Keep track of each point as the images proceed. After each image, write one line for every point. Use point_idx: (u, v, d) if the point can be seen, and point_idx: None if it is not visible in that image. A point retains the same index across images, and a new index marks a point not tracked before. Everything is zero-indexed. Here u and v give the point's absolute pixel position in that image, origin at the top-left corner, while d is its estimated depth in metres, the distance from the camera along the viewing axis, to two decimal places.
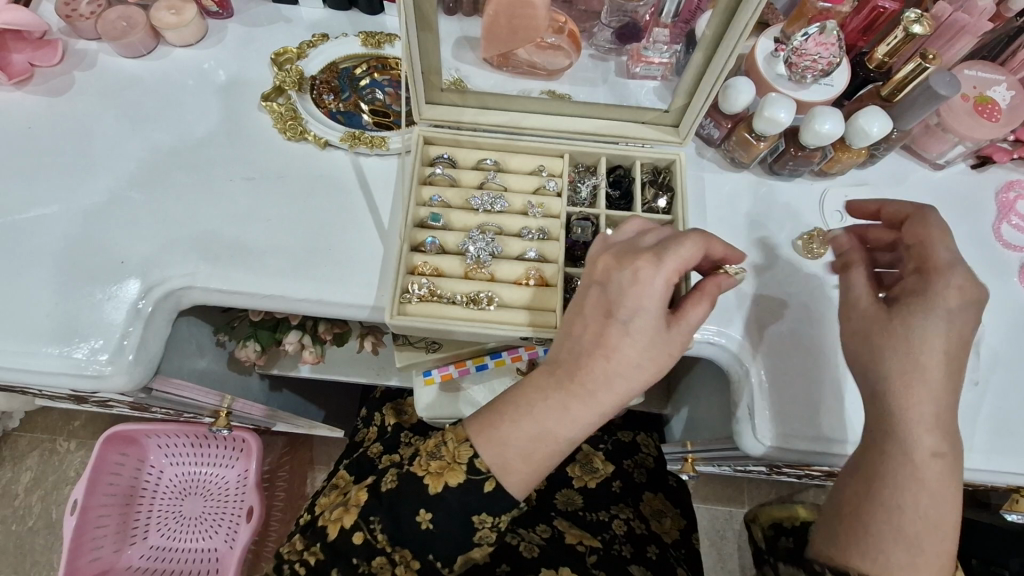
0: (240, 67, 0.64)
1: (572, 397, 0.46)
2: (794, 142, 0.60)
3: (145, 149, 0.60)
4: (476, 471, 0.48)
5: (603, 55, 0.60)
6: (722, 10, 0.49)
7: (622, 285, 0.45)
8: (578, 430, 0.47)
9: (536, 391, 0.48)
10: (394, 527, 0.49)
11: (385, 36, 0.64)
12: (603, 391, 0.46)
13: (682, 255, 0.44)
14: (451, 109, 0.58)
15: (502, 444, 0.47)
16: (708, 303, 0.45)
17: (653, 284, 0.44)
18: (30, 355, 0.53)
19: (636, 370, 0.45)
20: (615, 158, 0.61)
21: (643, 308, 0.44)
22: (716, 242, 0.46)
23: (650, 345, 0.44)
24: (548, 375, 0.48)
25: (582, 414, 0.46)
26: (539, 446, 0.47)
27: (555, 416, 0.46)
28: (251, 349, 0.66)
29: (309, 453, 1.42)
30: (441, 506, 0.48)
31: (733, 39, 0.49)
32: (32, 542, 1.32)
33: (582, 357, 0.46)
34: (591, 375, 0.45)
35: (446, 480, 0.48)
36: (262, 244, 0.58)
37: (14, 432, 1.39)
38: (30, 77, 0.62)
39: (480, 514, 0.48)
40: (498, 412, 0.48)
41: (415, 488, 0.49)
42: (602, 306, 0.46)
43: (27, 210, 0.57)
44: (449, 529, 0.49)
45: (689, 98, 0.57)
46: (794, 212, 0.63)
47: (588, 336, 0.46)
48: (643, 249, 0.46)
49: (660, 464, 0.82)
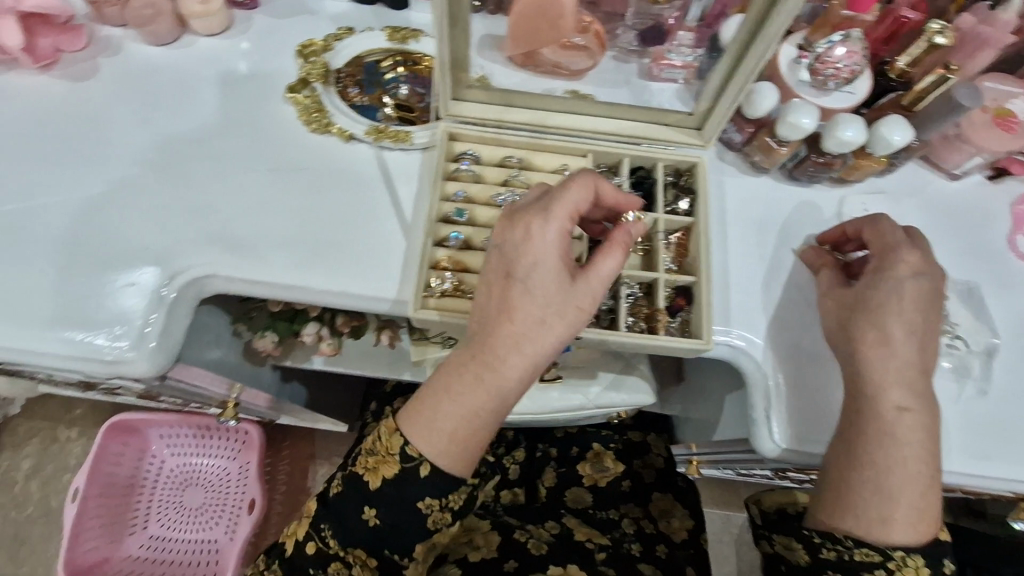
0: (265, 58, 0.64)
1: (483, 367, 0.49)
2: (816, 149, 0.61)
3: (169, 137, 0.60)
4: (408, 459, 0.51)
5: (625, 56, 0.61)
6: (750, 20, 0.50)
7: (517, 243, 0.48)
8: (501, 398, 0.50)
9: (448, 373, 0.50)
10: (344, 532, 0.54)
11: (410, 31, 0.65)
12: (514, 353, 0.48)
13: (568, 202, 0.48)
14: (477, 106, 0.59)
15: (432, 427, 0.50)
16: (620, 252, 0.48)
17: (545, 235, 0.47)
18: (53, 340, 0.53)
19: (545, 325, 0.48)
20: (638, 160, 0.62)
21: (539, 261, 0.47)
22: (604, 182, 0.51)
23: (555, 297, 0.47)
24: (459, 352, 0.50)
25: (497, 381, 0.49)
26: (466, 424, 0.50)
27: (472, 389, 0.49)
28: (269, 339, 0.67)
29: (309, 450, 1.41)
30: (381, 501, 0.53)
31: (760, 49, 0.50)
32: (31, 529, 1.32)
33: (489, 325, 0.49)
34: (501, 339, 0.48)
35: (383, 474, 0.52)
36: (284, 234, 0.58)
37: (14, 417, 1.39)
38: (55, 62, 0.62)
39: (425, 500, 0.52)
40: (422, 400, 0.51)
41: (356, 489, 0.53)
42: (500, 268, 0.49)
43: (49, 194, 0.57)
44: (396, 519, 0.53)
45: (715, 102, 0.57)
46: (814, 218, 0.64)
47: (493, 300, 0.49)
48: (529, 208, 0.49)
49: (670, 465, 0.81)
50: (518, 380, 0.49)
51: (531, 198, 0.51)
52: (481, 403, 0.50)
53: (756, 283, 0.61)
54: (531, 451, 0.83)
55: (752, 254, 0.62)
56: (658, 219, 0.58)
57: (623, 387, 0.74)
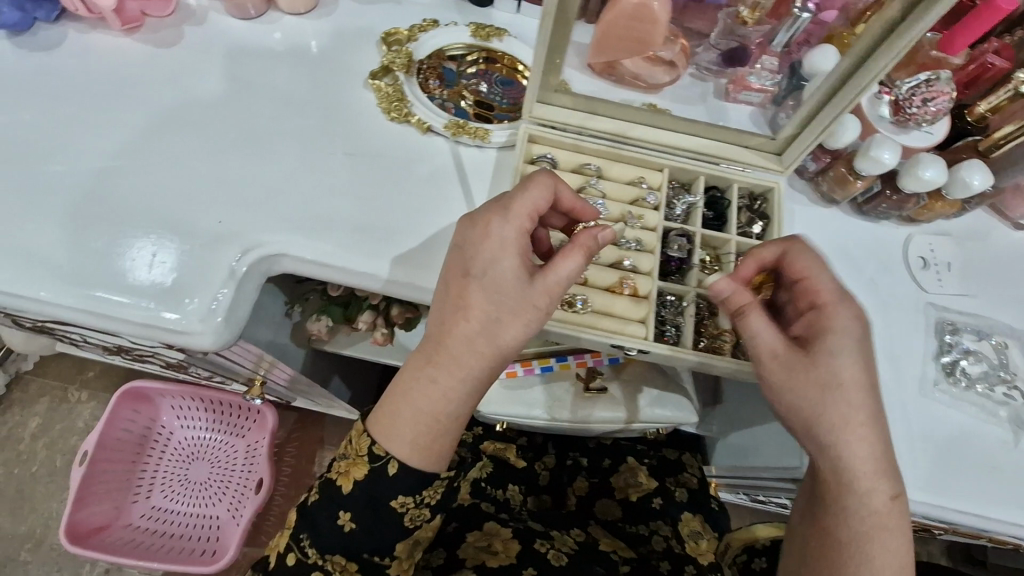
0: (348, 42, 0.64)
1: (439, 368, 0.49)
2: (891, 185, 0.61)
3: (247, 112, 0.60)
4: (376, 459, 0.50)
5: (704, 75, 0.64)
6: (846, 65, 0.51)
7: (476, 241, 0.48)
8: (453, 401, 0.49)
9: (407, 376, 0.50)
10: (321, 539, 0.52)
11: (494, 30, 0.65)
12: (469, 353, 0.48)
13: (528, 198, 0.48)
14: (561, 111, 0.59)
15: (392, 430, 0.50)
16: (581, 257, 0.47)
17: (503, 233, 0.47)
18: (123, 304, 0.53)
19: (501, 322, 0.48)
20: (714, 179, 0.62)
21: (496, 258, 0.47)
22: (564, 184, 0.51)
23: (512, 294, 0.47)
24: (416, 356, 0.50)
25: (452, 382, 0.49)
26: (426, 423, 0.49)
27: (420, 391, 0.49)
28: (324, 322, 0.69)
29: (319, 433, 1.39)
30: (356, 504, 0.51)
31: (851, 93, 0.51)
32: (34, 487, 1.25)
33: (445, 326, 0.49)
34: (456, 339, 0.48)
35: (354, 476, 0.51)
36: (350, 219, 0.58)
37: (26, 374, 1.33)
38: (140, 26, 0.62)
39: (398, 499, 0.51)
40: (386, 402, 0.51)
41: (329, 494, 0.52)
42: (459, 266, 0.49)
43: (127, 158, 0.58)
44: (371, 522, 0.52)
45: (799, 130, 0.57)
46: (880, 254, 0.64)
47: (449, 297, 0.49)
48: (488, 206, 0.49)
49: (704, 487, 0.80)
50: (472, 380, 0.49)
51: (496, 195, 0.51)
52: (437, 404, 0.49)
53: None
54: (561, 459, 0.84)
55: None
56: (730, 241, 0.59)
57: (662, 403, 0.77)
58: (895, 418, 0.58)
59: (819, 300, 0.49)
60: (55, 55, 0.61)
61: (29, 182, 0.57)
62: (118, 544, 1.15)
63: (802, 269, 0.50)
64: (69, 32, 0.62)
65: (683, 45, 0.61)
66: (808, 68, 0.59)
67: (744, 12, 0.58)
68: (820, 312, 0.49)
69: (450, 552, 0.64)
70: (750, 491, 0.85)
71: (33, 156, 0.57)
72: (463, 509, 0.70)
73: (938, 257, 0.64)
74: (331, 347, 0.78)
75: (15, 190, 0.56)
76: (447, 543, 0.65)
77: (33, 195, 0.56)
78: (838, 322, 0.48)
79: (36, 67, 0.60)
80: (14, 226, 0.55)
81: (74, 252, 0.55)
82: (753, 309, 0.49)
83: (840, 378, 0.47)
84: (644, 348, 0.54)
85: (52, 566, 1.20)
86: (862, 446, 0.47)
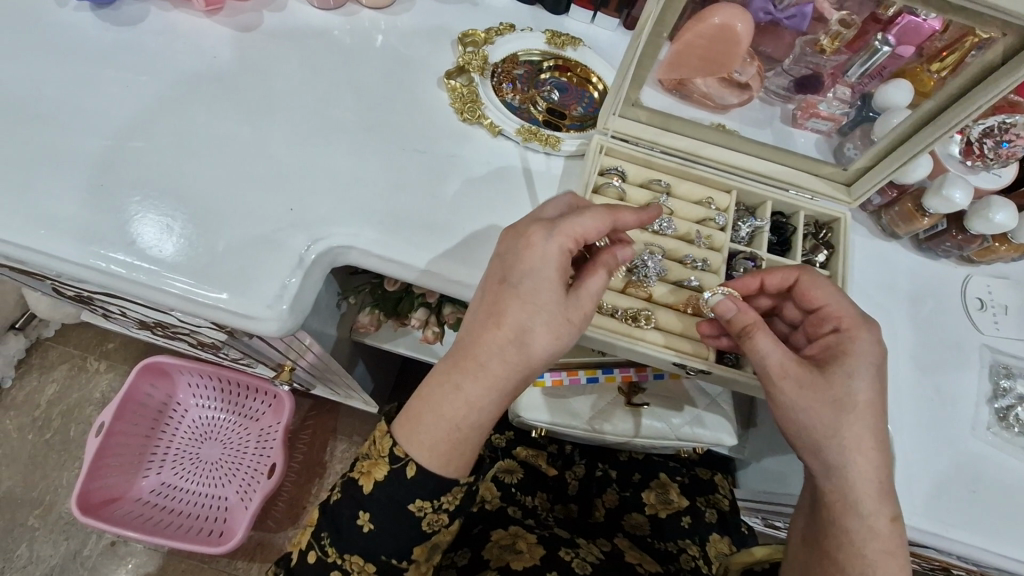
0: (426, 43, 0.67)
1: (466, 375, 0.48)
2: (957, 225, 0.62)
3: (325, 101, 0.62)
4: (396, 460, 0.48)
5: (772, 100, 0.64)
6: (924, 110, 0.52)
7: (516, 251, 0.48)
8: (481, 408, 0.48)
9: (436, 379, 0.49)
10: (341, 539, 0.50)
11: (569, 38, 0.67)
12: (498, 361, 0.47)
13: (575, 218, 0.47)
14: (636, 125, 0.60)
15: (415, 434, 0.48)
16: (605, 273, 0.50)
17: (545, 247, 0.47)
18: (189, 283, 0.53)
19: (534, 334, 0.47)
20: (781, 205, 0.63)
21: (534, 271, 0.47)
22: (623, 215, 0.49)
23: (548, 308, 0.47)
24: (444, 361, 0.49)
25: (477, 390, 0.47)
26: (449, 432, 0.48)
27: (447, 397, 0.48)
28: (375, 315, 0.74)
29: (332, 423, 1.30)
30: (374, 505, 0.49)
31: (929, 136, 0.52)
32: (44, 456, 1.20)
33: (475, 332, 0.48)
34: (486, 347, 0.47)
35: (375, 477, 0.49)
36: (415, 215, 0.58)
37: (47, 341, 1.29)
38: (221, 8, 0.65)
39: (415, 502, 0.49)
40: (415, 405, 0.49)
41: (350, 493, 0.50)
42: (498, 274, 0.48)
43: (200, 137, 0.59)
44: (388, 524, 0.49)
45: (874, 162, 0.58)
46: (938, 291, 0.66)
47: (484, 306, 0.48)
48: (535, 219, 0.49)
49: (733, 510, 0.81)
50: (497, 390, 0.48)
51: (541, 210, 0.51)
52: (462, 413, 0.48)
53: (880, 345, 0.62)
54: (590, 469, 0.85)
55: (875, 314, 0.64)
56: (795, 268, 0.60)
57: (702, 422, 0.78)
58: (943, 454, 0.59)
59: (840, 324, 0.51)
60: (136, 28, 0.63)
61: (95, 150, 0.57)
62: (127, 517, 1.10)
63: (816, 296, 0.52)
64: (151, 7, 0.64)
65: (758, 69, 0.60)
66: (881, 99, 0.60)
67: (822, 40, 0.58)
68: (848, 336, 0.50)
69: (476, 552, 0.63)
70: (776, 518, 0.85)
71: (102, 124, 0.58)
72: (489, 514, 0.69)
73: (994, 299, 0.66)
74: (372, 341, 0.81)
75: (80, 157, 0.56)
76: (474, 544, 0.65)
77: (98, 163, 0.56)
78: (858, 346, 0.49)
79: (119, 39, 0.62)
80: (78, 192, 0.55)
81: (137, 226, 0.55)
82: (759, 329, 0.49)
83: (856, 399, 0.47)
84: (704, 367, 0.55)
85: (58, 534, 1.15)
86: (872, 469, 0.48)
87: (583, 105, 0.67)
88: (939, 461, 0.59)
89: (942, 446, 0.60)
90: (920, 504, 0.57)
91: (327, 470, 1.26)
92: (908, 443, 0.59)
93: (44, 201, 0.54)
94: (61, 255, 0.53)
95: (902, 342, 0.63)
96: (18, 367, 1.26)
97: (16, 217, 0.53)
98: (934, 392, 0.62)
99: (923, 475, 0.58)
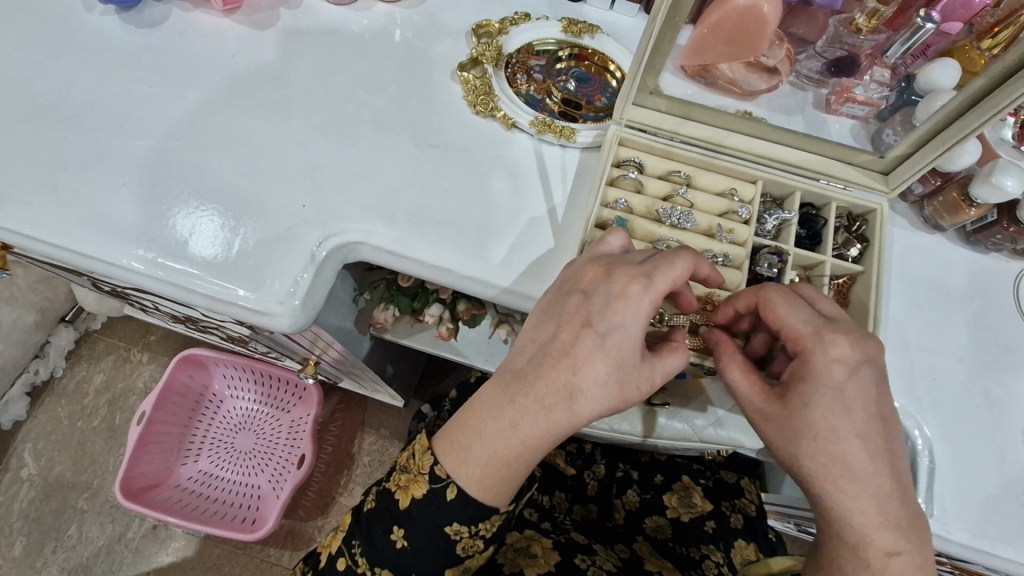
0: (442, 35, 0.66)
1: (522, 413, 0.45)
2: (1009, 216, 0.58)
3: (337, 96, 0.62)
4: (436, 480, 0.47)
5: (804, 84, 0.59)
6: (971, 90, 0.47)
7: (607, 298, 0.45)
8: (530, 451, 0.45)
9: (486, 408, 0.46)
10: (372, 551, 0.49)
11: (586, 25, 0.65)
12: (559, 406, 0.44)
13: (671, 273, 0.44)
14: (654, 114, 0.57)
15: (463, 462, 0.46)
16: (685, 354, 0.47)
17: (641, 303, 0.44)
18: (207, 279, 0.54)
19: (602, 390, 0.44)
20: (811, 196, 0.59)
21: (623, 323, 0.44)
22: (702, 263, 0.47)
23: (623, 368, 0.44)
24: (495, 387, 0.47)
25: (533, 430, 0.45)
26: (501, 473, 0.46)
27: (498, 434, 0.45)
28: (391, 312, 0.72)
29: (359, 416, 1.31)
30: (410, 522, 0.48)
31: (972, 120, 0.47)
32: (92, 442, 1.26)
33: (542, 369, 0.45)
34: (549, 384, 0.45)
35: (413, 493, 0.48)
36: (427, 211, 0.57)
37: (94, 333, 1.35)
38: (238, 7, 0.66)
39: (453, 525, 0.47)
40: (462, 424, 0.47)
41: (387, 505, 0.49)
42: (579, 316, 0.45)
43: (218, 134, 0.60)
44: (423, 545, 0.48)
45: (911, 150, 0.54)
46: (986, 287, 0.61)
47: (558, 341, 0.46)
48: (628, 265, 0.46)
49: (762, 516, 0.77)
50: (556, 434, 0.45)
51: (625, 254, 0.48)
52: (516, 454, 0.45)
53: (920, 347, 0.58)
54: (611, 469, 0.83)
55: (914, 311, 0.59)
56: (825, 262, 0.57)
57: (726, 425, 0.75)
58: (992, 463, 0.55)
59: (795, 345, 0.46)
60: (159, 30, 0.65)
61: (121, 151, 0.58)
62: (168, 503, 1.14)
63: (778, 316, 0.46)
64: (172, 8, 0.66)
65: (788, 51, 0.57)
66: (926, 83, 0.55)
67: (858, 19, 0.55)
68: (804, 362, 0.45)
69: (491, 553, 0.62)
70: (790, 519, 0.87)
71: (130, 126, 0.59)
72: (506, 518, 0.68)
73: None
74: (390, 336, 0.80)
75: (110, 155, 0.58)
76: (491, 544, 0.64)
77: (128, 163, 0.58)
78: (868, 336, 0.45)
79: (144, 41, 0.64)
80: (106, 192, 0.56)
81: (163, 221, 0.56)
82: (731, 358, 0.49)
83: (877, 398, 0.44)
84: None
85: (106, 517, 1.21)
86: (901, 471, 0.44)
87: (606, 96, 0.65)
88: (983, 471, 0.55)
89: (990, 455, 0.55)
90: (967, 518, 0.53)
91: (356, 463, 1.28)
92: (949, 451, 0.55)
93: (76, 200, 0.56)
94: (93, 253, 0.54)
95: (945, 341, 0.59)
96: (69, 357, 1.32)
97: (48, 216, 0.55)
98: (981, 396, 0.57)
99: (963, 485, 0.54)
